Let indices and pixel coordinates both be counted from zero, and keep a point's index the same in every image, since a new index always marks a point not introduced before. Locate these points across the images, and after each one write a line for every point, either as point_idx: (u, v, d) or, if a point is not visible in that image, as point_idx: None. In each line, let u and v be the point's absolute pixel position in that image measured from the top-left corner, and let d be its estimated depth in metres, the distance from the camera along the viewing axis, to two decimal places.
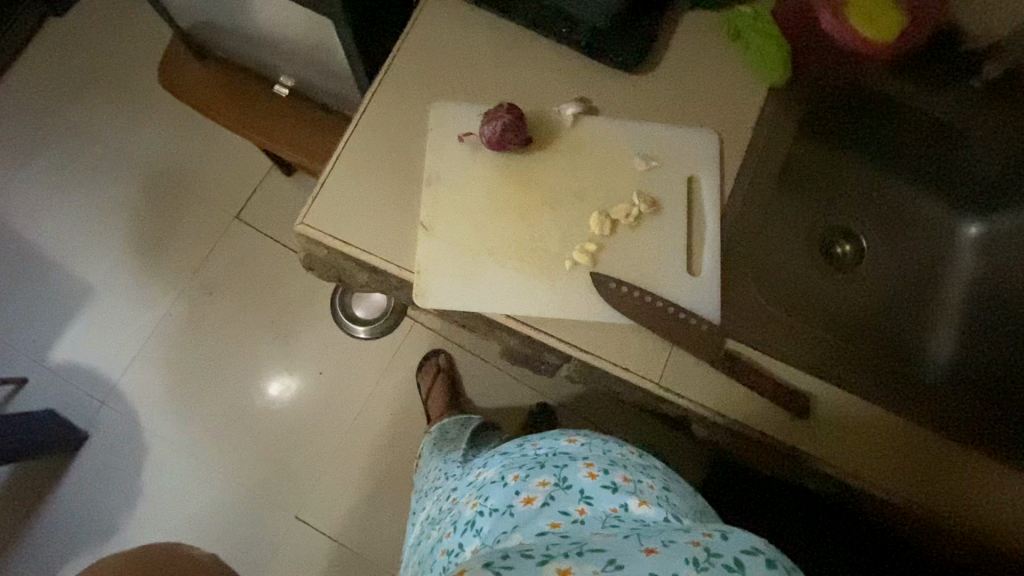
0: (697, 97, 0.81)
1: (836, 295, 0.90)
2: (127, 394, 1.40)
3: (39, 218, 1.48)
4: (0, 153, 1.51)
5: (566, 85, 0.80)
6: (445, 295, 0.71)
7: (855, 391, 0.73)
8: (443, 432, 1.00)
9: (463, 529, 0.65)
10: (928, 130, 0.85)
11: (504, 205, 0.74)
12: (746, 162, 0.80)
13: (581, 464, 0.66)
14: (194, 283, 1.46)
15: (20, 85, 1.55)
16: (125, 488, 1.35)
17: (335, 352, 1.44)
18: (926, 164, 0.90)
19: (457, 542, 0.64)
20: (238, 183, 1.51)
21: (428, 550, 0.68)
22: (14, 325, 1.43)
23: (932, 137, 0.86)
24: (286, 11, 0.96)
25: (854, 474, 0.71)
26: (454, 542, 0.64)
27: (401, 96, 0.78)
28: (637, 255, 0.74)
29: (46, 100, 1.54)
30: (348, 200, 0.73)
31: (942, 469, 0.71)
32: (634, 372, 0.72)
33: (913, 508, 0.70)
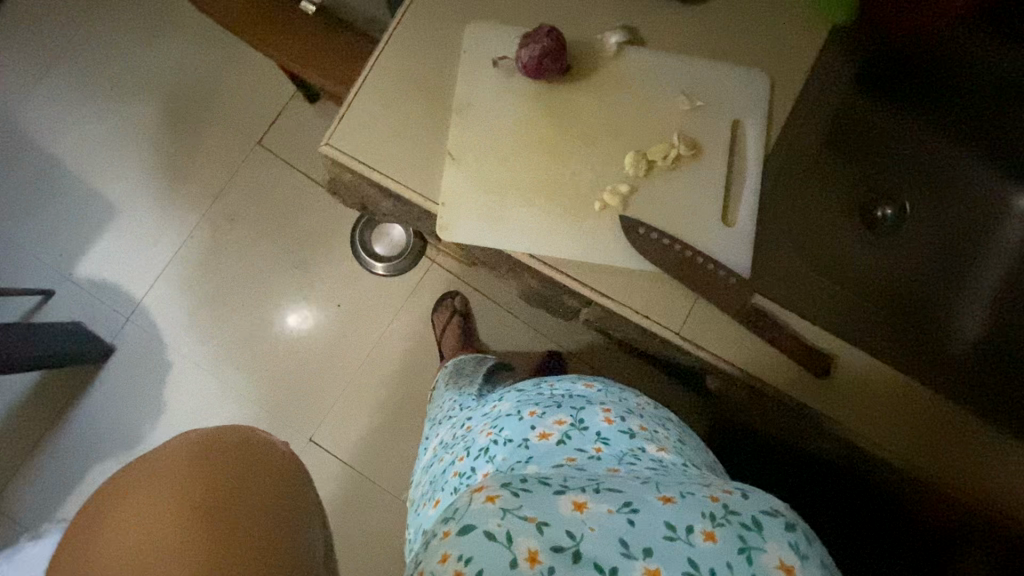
0: (751, 35, 0.75)
1: (873, 258, 0.85)
2: (151, 312, 1.44)
3: (63, 131, 1.47)
4: (24, 61, 1.48)
5: (612, 12, 0.74)
6: (470, 229, 0.69)
7: (879, 356, 0.72)
8: (458, 365, 1.05)
9: (477, 455, 0.67)
10: (988, 87, 0.81)
11: (536, 139, 0.71)
12: (796, 110, 0.75)
13: (599, 409, 0.67)
14: (215, 208, 1.46)
15: None
16: (149, 399, 1.42)
17: (352, 286, 1.45)
18: (984, 125, 0.84)
19: (470, 467, 0.66)
20: (260, 108, 1.48)
21: (440, 471, 0.70)
22: (41, 237, 1.45)
23: (993, 96, 0.82)
24: None
25: (864, 435, 0.71)
26: (466, 466, 0.66)
27: (435, 14, 0.73)
28: (670, 201, 0.71)
29: (66, 9, 1.49)
30: (375, 123, 0.70)
31: (949, 435, 0.71)
32: (656, 320, 0.70)
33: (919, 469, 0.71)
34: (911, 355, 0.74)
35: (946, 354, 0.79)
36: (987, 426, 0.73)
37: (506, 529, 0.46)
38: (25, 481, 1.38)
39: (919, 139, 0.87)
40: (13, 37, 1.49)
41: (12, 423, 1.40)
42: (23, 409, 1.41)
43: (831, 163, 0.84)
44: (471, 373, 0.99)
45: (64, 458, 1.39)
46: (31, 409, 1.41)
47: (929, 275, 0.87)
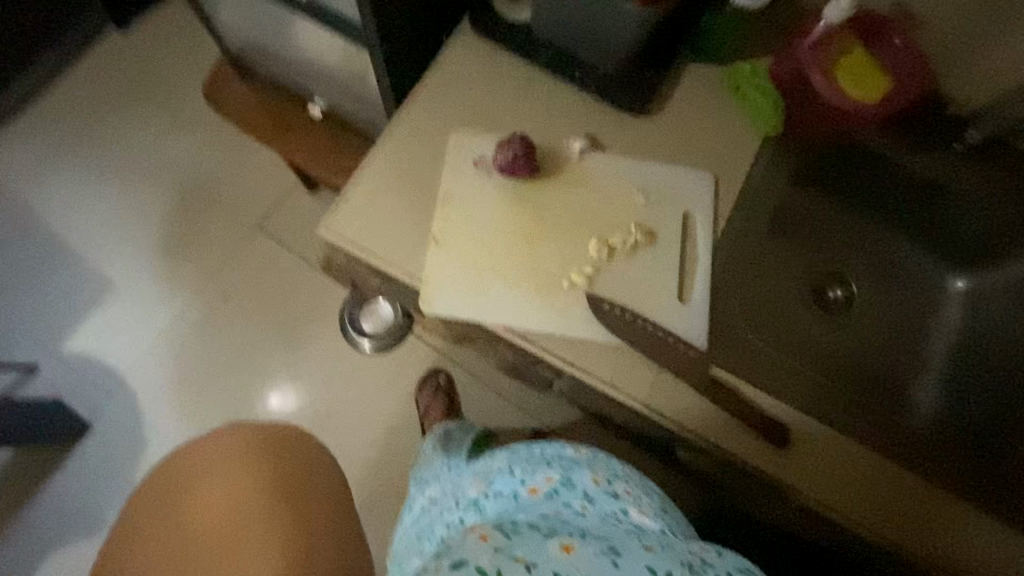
0: (696, 142, 0.88)
1: (827, 337, 0.88)
2: (135, 388, 1.45)
3: (72, 213, 1.56)
4: (44, 150, 1.60)
5: (576, 122, 0.87)
6: (449, 304, 0.76)
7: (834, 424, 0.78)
8: (445, 433, 1.03)
9: (466, 507, 0.68)
10: (913, 188, 0.89)
11: (511, 226, 0.80)
12: (738, 206, 0.86)
13: (587, 468, 0.69)
14: (212, 285, 1.53)
15: (69, 89, 1.64)
16: (121, 476, 1.40)
17: (339, 362, 1.49)
18: (915, 218, 0.91)
19: (458, 518, 0.67)
20: (263, 194, 1.60)
21: (427, 524, 0.72)
22: (35, 312, 1.49)
23: (918, 195, 0.89)
24: (326, 42, 1.05)
25: (821, 501, 0.75)
26: (455, 518, 0.68)
27: (425, 122, 0.85)
28: (632, 281, 0.79)
29: (90, 104, 1.63)
30: (369, 211, 0.79)
31: (914, 507, 0.76)
32: (623, 391, 0.76)
33: (879, 534, 0.75)
34: (863, 428, 0.78)
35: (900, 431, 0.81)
36: (943, 494, 0.76)
37: (497, 565, 0.47)
38: None
39: (859, 222, 0.93)
40: (37, 129, 1.61)
41: None
42: None
43: (782, 249, 0.89)
44: (459, 441, 0.99)
45: (29, 536, 1.36)
46: None
47: (875, 355, 0.89)
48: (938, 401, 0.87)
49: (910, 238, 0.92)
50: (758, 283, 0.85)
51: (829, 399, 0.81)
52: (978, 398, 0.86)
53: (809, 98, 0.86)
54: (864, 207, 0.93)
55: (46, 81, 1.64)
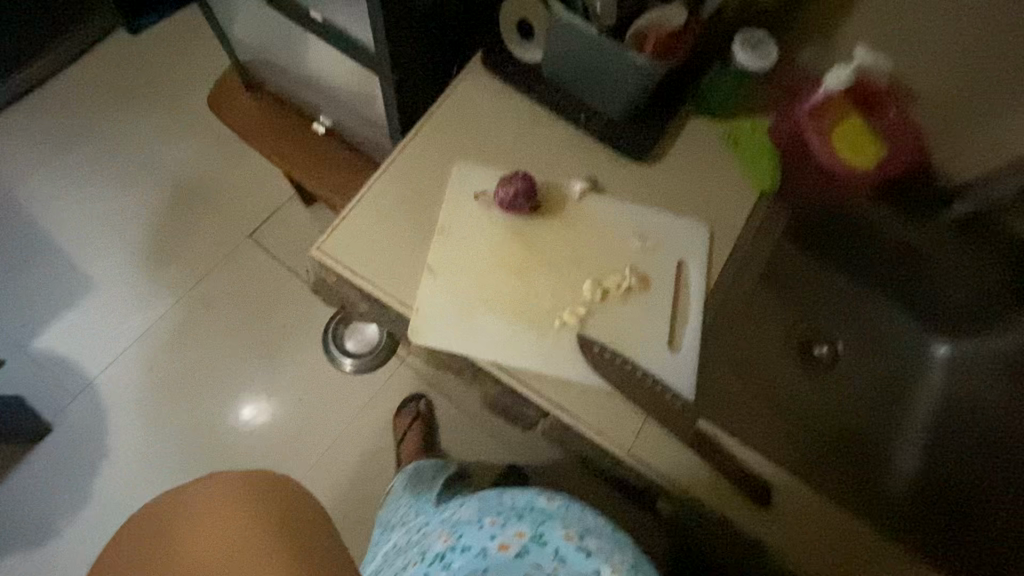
0: (694, 193, 0.90)
1: (813, 393, 0.87)
2: (103, 392, 1.40)
3: (60, 209, 1.53)
4: (40, 143, 1.58)
5: (578, 163, 0.88)
6: (438, 335, 0.75)
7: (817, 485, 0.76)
8: (417, 471, 1.02)
9: (433, 560, 0.67)
10: (897, 254, 0.92)
11: (506, 261, 0.79)
12: (732, 258, 0.87)
13: (558, 523, 0.68)
14: (195, 292, 1.50)
15: (72, 85, 1.64)
16: (77, 486, 1.33)
17: (319, 380, 1.45)
18: (899, 281, 0.93)
19: (425, 572, 0.66)
20: (259, 205, 1.58)
21: (393, 573, 0.70)
22: (8, 306, 1.45)
23: (903, 261, 0.92)
24: (337, 64, 1.06)
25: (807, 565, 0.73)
26: (421, 572, 0.67)
27: (428, 151, 0.85)
28: (623, 326, 0.79)
29: (91, 100, 1.62)
30: (365, 234, 0.79)
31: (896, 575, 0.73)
32: (606, 437, 0.74)
33: None
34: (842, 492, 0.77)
35: (874, 494, 0.81)
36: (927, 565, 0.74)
37: None
38: None
39: (846, 284, 0.94)
40: (35, 122, 1.60)
41: None
42: None
43: (769, 306, 0.89)
44: (430, 479, 0.98)
45: None
46: None
47: (856, 417, 0.88)
48: (916, 467, 0.86)
49: (896, 301, 0.93)
50: (749, 336, 0.86)
51: (810, 461, 0.80)
52: (958, 467, 0.85)
53: (806, 159, 0.88)
54: (855, 267, 0.93)
55: (50, 76, 1.63)
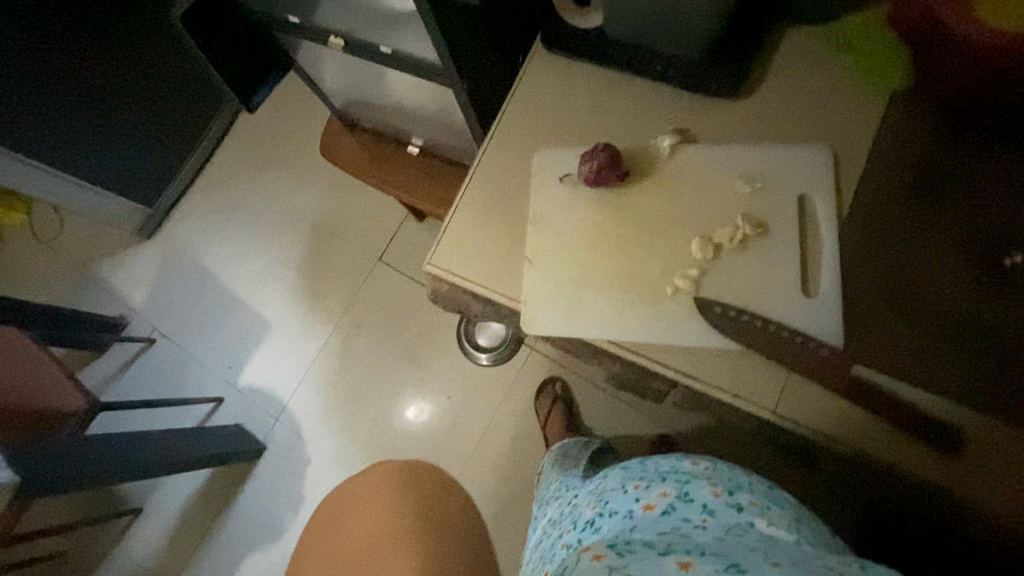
0: (804, 116, 0.79)
1: (1000, 317, 0.67)
2: (295, 412, 1.67)
3: (231, 268, 1.83)
4: (205, 216, 1.89)
5: (663, 118, 0.82)
6: (552, 323, 0.76)
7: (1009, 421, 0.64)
8: (563, 451, 1.04)
9: (584, 527, 0.68)
10: None
11: (605, 236, 0.78)
12: (867, 177, 0.75)
13: (705, 482, 0.66)
14: (346, 317, 1.71)
15: (217, 163, 1.92)
16: (292, 489, 1.62)
17: (461, 378, 1.59)
18: None
19: (577, 538, 0.67)
20: (379, 230, 1.76)
21: (550, 544, 0.72)
22: (215, 354, 1.78)
23: None
24: (414, 87, 1.12)
25: (996, 508, 0.64)
26: (573, 538, 0.68)
27: (509, 146, 0.85)
28: (744, 279, 0.73)
29: (234, 173, 1.90)
30: (465, 240, 0.82)
31: None
32: (746, 398, 0.70)
33: None
34: None
35: None
36: None
37: None
38: (198, 562, 1.62)
39: None
40: (198, 201, 1.90)
41: (187, 514, 1.66)
42: (198, 500, 1.66)
43: (922, 215, 0.72)
44: (576, 457, 1.00)
45: (224, 548, 1.61)
46: (202, 501, 1.66)
47: None
48: None
49: None
50: (897, 258, 0.71)
51: (999, 397, 0.65)
52: None
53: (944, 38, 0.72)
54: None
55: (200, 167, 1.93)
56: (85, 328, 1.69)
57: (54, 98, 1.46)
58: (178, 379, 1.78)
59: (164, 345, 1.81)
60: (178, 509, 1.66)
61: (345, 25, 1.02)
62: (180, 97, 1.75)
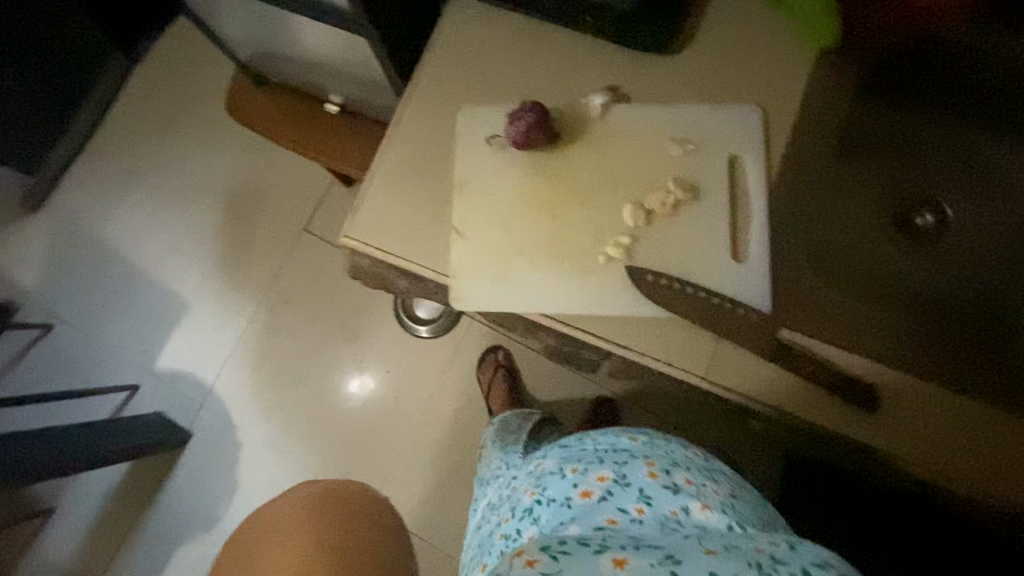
0: (737, 74, 0.76)
1: (899, 266, 0.82)
2: (221, 397, 1.56)
3: (136, 242, 1.64)
4: (99, 185, 1.67)
5: (594, 75, 0.77)
6: (481, 297, 0.71)
7: (917, 370, 0.68)
8: (503, 426, 1.03)
9: (522, 516, 0.66)
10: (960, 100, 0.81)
11: (535, 203, 0.73)
12: (794, 136, 0.74)
13: (642, 462, 0.65)
14: (271, 292, 1.59)
15: (109, 125, 1.69)
16: (222, 478, 1.52)
17: (399, 352, 1.53)
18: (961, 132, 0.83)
19: (516, 529, 0.65)
20: (303, 198, 1.62)
21: (488, 533, 0.70)
22: (124, 338, 1.61)
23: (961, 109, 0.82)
24: (325, 36, 1.00)
25: (907, 458, 0.66)
26: (512, 528, 0.66)
27: (431, 104, 0.77)
28: (675, 245, 0.71)
29: (130, 134, 1.68)
30: (386, 210, 0.75)
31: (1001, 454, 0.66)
32: (679, 367, 0.69)
33: (965, 486, 0.66)
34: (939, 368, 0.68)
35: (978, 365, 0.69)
36: None
37: None
38: (121, 561, 1.51)
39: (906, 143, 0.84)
40: (88, 167, 1.68)
41: (104, 512, 1.53)
42: (116, 497, 1.53)
43: (835, 174, 0.80)
44: (516, 432, 0.99)
45: (151, 545, 1.51)
46: (120, 497, 1.53)
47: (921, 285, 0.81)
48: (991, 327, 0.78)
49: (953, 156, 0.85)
50: (824, 224, 0.78)
51: (908, 344, 0.69)
52: None
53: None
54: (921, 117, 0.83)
55: (89, 130, 1.68)
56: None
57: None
58: (82, 368, 1.60)
59: (61, 332, 1.62)
60: (94, 508, 1.53)
61: None
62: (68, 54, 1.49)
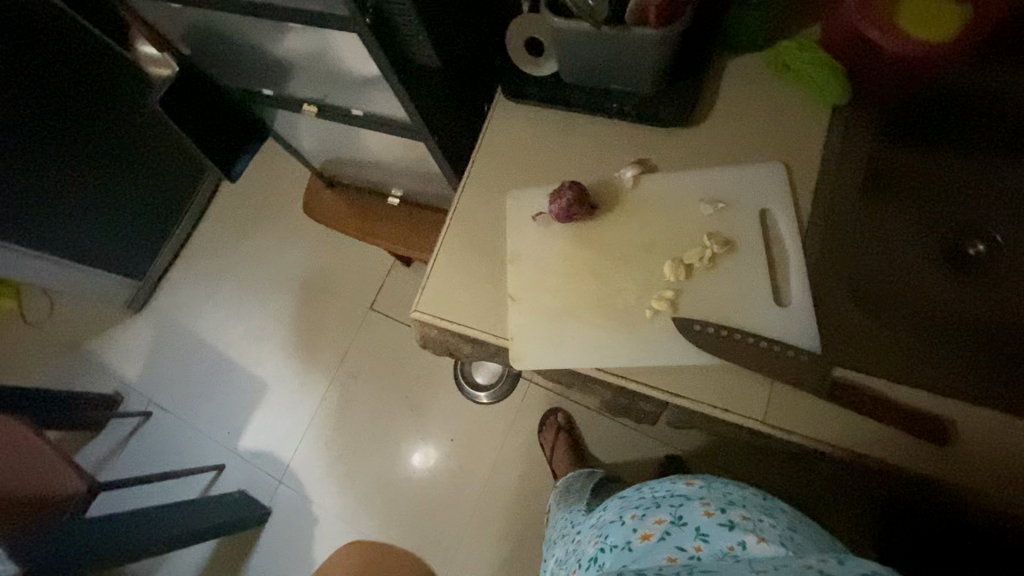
0: (757, 137, 0.84)
1: (977, 302, 0.81)
2: (299, 472, 1.65)
3: (226, 332, 1.84)
4: (196, 283, 1.91)
5: (624, 152, 0.87)
6: (540, 356, 0.78)
7: (990, 401, 0.68)
8: (568, 486, 1.05)
9: (589, 565, 0.73)
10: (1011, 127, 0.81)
11: (582, 267, 0.81)
12: (821, 187, 0.79)
13: (697, 503, 0.71)
14: (343, 369, 1.71)
15: (204, 231, 1.95)
16: (300, 553, 1.59)
17: (463, 419, 1.59)
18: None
19: None
20: (369, 280, 1.78)
21: None
22: (214, 420, 1.77)
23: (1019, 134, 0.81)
24: (387, 144, 1.18)
25: (987, 494, 0.66)
26: None
27: (483, 190, 0.89)
28: (717, 296, 0.76)
29: (221, 237, 1.93)
30: (449, 284, 0.84)
31: None
32: (736, 412, 0.72)
33: None
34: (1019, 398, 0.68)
35: None
36: None
37: None
38: None
39: (962, 176, 0.86)
40: (186, 269, 1.93)
41: None
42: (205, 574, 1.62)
43: (883, 216, 0.84)
44: (579, 491, 1.02)
45: None
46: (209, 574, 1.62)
47: (1010, 313, 0.79)
48: None
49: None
50: (878, 266, 0.81)
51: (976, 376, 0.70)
52: None
53: (877, 54, 0.78)
54: (966, 153, 0.85)
55: (186, 237, 1.95)
56: (62, 404, 1.64)
57: (41, 159, 1.43)
58: (178, 449, 1.76)
59: (161, 417, 1.79)
60: None
61: (315, 92, 1.07)
62: (162, 168, 1.77)
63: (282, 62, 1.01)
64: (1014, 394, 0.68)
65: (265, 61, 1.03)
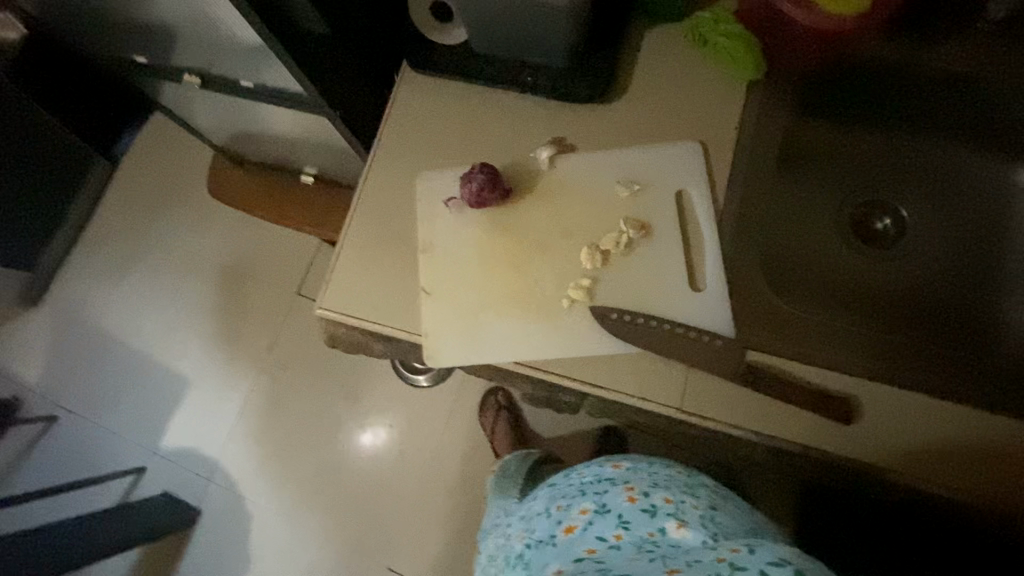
0: (675, 113, 0.81)
1: (880, 271, 0.85)
2: (228, 470, 1.56)
3: (135, 325, 1.68)
4: (97, 273, 1.72)
5: (541, 129, 0.82)
6: (454, 353, 0.74)
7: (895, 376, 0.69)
8: (503, 468, 1.04)
9: (516, 562, 0.72)
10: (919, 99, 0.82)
11: (496, 255, 0.77)
12: (736, 165, 0.78)
13: (622, 489, 0.70)
14: (269, 361, 1.61)
15: (103, 214, 1.75)
16: (233, 554, 1.51)
17: (400, 405, 1.54)
18: (930, 123, 0.84)
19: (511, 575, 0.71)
20: (293, 264, 1.66)
21: None
22: (128, 421, 1.63)
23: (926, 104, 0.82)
24: (290, 118, 1.07)
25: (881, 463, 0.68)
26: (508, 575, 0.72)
27: (390, 172, 0.82)
28: (635, 283, 0.74)
29: (124, 220, 1.74)
30: (353, 277, 0.78)
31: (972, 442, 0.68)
32: (653, 399, 0.71)
33: (944, 489, 0.66)
34: (919, 370, 0.70)
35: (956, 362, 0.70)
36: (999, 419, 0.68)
37: None
38: None
39: (868, 145, 0.89)
40: (85, 257, 1.73)
41: None
42: None
43: (797, 189, 0.86)
44: (513, 477, 1.01)
45: None
46: None
47: (907, 279, 0.84)
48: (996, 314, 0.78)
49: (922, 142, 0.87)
50: (792, 240, 0.84)
51: (880, 343, 0.71)
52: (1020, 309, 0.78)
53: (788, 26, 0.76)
54: (875, 126, 0.87)
55: (83, 222, 1.74)
56: None
57: None
58: (90, 455, 1.61)
59: (68, 421, 1.63)
60: None
61: (199, 61, 0.94)
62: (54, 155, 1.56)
63: (152, 25, 0.88)
64: (914, 365, 0.70)
65: (136, 26, 0.89)
